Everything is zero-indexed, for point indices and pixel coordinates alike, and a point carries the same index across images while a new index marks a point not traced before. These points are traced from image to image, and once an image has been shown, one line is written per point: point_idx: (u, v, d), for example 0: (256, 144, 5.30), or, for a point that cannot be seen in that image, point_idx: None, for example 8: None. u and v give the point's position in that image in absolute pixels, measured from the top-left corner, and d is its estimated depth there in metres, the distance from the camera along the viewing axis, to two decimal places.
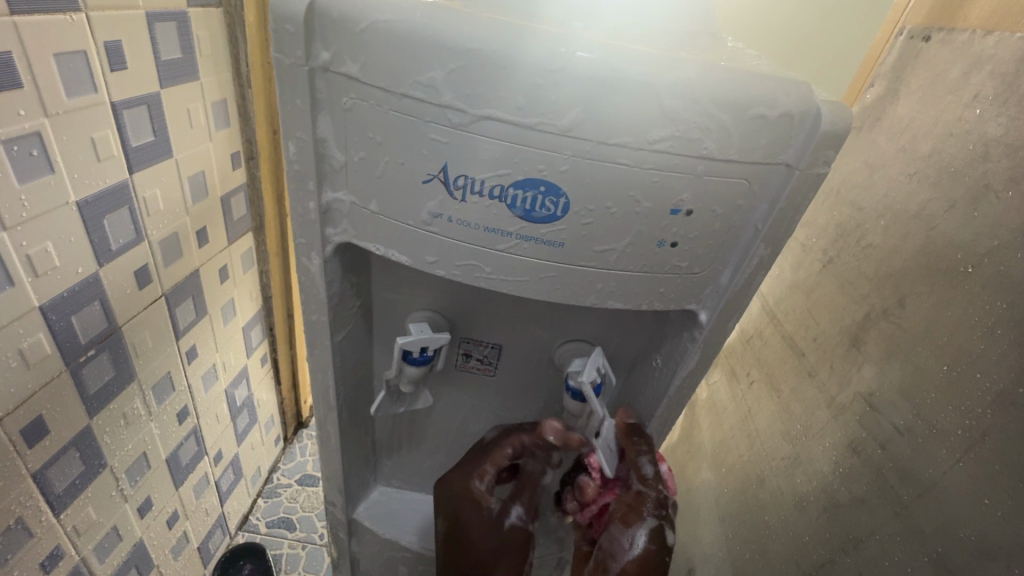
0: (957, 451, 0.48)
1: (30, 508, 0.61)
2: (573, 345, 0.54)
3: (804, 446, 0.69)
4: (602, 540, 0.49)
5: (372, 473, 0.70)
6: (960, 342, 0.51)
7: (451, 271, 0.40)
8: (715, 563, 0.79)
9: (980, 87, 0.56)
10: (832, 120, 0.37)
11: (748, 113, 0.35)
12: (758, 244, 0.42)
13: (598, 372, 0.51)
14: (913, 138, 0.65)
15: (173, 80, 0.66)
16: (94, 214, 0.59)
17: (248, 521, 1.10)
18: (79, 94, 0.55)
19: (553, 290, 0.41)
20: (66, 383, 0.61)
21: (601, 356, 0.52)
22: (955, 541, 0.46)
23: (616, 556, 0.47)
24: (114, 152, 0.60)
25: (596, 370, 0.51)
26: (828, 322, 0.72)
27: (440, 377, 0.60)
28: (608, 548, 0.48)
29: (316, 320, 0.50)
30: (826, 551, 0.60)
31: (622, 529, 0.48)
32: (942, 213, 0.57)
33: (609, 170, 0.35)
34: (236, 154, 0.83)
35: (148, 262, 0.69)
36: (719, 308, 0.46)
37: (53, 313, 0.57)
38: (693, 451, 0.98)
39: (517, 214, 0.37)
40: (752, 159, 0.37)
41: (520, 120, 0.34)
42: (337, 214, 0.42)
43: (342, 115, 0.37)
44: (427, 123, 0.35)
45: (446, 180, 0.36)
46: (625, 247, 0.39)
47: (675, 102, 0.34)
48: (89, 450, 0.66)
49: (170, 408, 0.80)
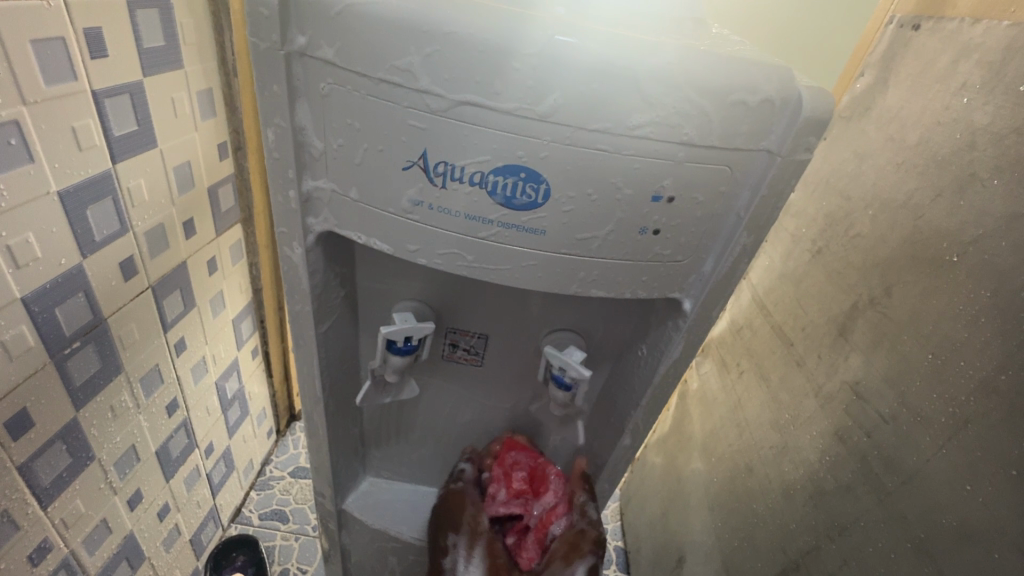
0: (940, 439, 0.49)
1: (16, 500, 0.61)
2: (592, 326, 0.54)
3: (791, 435, 0.70)
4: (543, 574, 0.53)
5: (361, 464, 0.70)
6: (944, 330, 0.51)
7: (433, 260, 0.40)
8: (707, 551, 0.80)
9: (968, 76, 0.56)
10: (814, 105, 0.36)
11: (729, 98, 0.35)
12: (741, 231, 0.41)
13: (561, 368, 0.51)
14: (901, 127, 0.65)
15: (156, 69, 0.66)
16: (76, 205, 0.59)
17: (240, 513, 1.10)
18: (59, 82, 0.54)
19: (536, 278, 0.40)
20: (51, 375, 0.60)
21: (576, 366, 0.50)
22: (938, 527, 0.47)
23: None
24: (96, 142, 0.59)
25: (560, 365, 0.51)
26: (816, 311, 0.72)
27: (428, 368, 0.60)
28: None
29: (300, 311, 0.49)
30: (813, 538, 0.60)
31: (565, 567, 0.52)
32: (928, 202, 0.57)
33: (589, 156, 0.35)
34: (223, 145, 0.82)
35: (133, 254, 0.68)
36: (703, 297, 0.46)
37: (35, 304, 0.57)
38: (683, 441, 0.98)
39: (497, 201, 0.37)
40: (734, 145, 0.36)
41: (500, 106, 0.33)
42: (318, 203, 0.42)
43: (319, 102, 0.36)
44: (405, 108, 0.34)
45: (426, 167, 0.36)
46: (608, 235, 0.39)
47: (655, 87, 0.33)
48: (76, 442, 0.66)
49: (159, 401, 0.80)
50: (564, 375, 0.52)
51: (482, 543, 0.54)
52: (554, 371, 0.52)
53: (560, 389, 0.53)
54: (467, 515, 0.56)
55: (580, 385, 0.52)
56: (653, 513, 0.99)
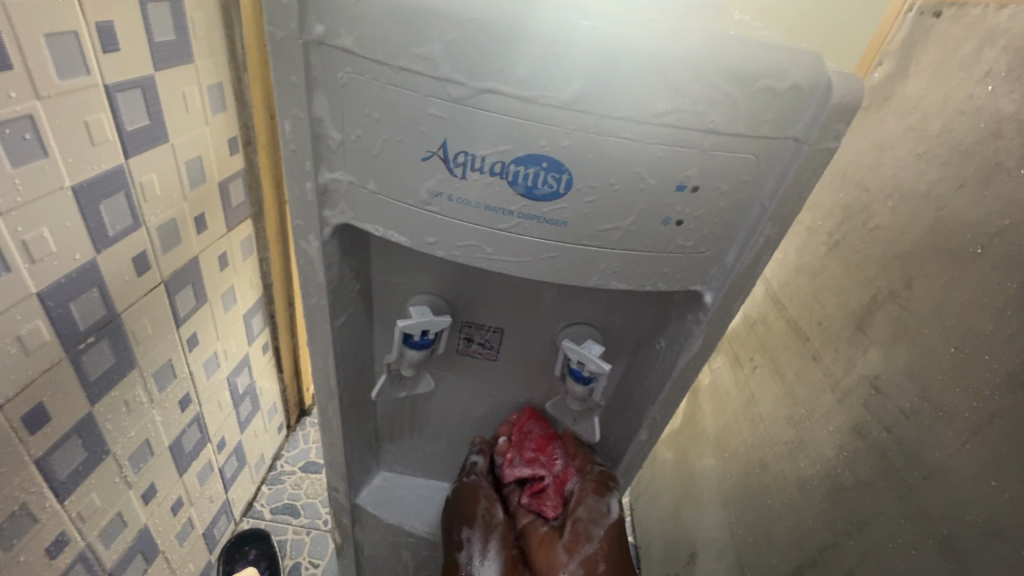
0: (964, 433, 0.48)
1: (33, 494, 0.61)
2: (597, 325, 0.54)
3: (808, 430, 0.69)
4: (580, 510, 0.56)
5: (374, 459, 0.70)
6: (968, 323, 0.50)
7: (451, 252, 0.40)
8: (719, 546, 0.79)
9: (993, 63, 0.55)
10: (842, 92, 0.36)
11: (756, 85, 0.34)
12: (765, 222, 0.41)
13: (581, 362, 0.51)
14: (922, 117, 0.63)
15: (168, 63, 0.65)
16: (89, 200, 0.59)
17: (252, 508, 1.11)
18: (71, 77, 0.53)
19: (556, 270, 0.40)
20: (66, 370, 0.61)
21: (596, 361, 0.50)
22: (960, 522, 0.46)
23: (597, 521, 0.55)
24: (109, 136, 0.59)
25: (580, 359, 0.50)
26: (833, 305, 0.71)
27: (442, 362, 0.60)
28: (587, 516, 0.56)
29: (315, 305, 0.49)
30: (830, 534, 0.60)
31: (599, 498, 0.57)
32: (951, 193, 0.56)
33: (613, 145, 0.34)
34: (234, 139, 0.82)
35: (146, 249, 0.68)
36: (724, 289, 0.45)
37: (51, 299, 0.57)
38: (695, 436, 0.98)
39: (518, 191, 0.36)
40: (760, 133, 0.36)
41: (521, 93, 0.33)
42: (335, 195, 0.41)
43: (337, 92, 0.36)
44: (425, 97, 0.34)
45: (446, 157, 0.35)
46: (629, 226, 0.38)
47: (681, 73, 0.32)
48: (91, 437, 0.66)
49: (172, 396, 0.80)
50: (583, 369, 0.51)
51: (496, 536, 0.56)
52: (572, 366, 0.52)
53: (578, 384, 0.53)
54: (479, 509, 0.58)
55: (599, 378, 0.51)
56: (665, 508, 0.98)
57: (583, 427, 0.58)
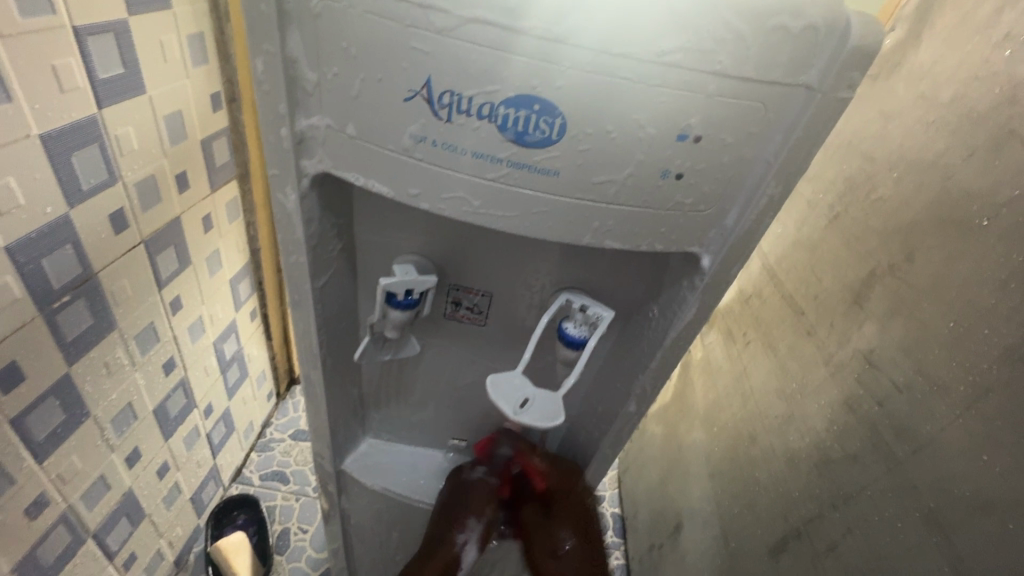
0: (958, 408, 0.47)
1: (10, 455, 0.59)
2: (605, 306, 0.52)
3: (798, 403, 0.68)
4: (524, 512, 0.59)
5: (361, 426, 0.69)
6: (970, 295, 0.49)
7: (436, 205, 0.37)
8: (705, 516, 0.80)
9: (1012, 26, 0.52)
10: (861, 35, 0.33)
11: (767, 24, 0.31)
12: (769, 180, 0.39)
13: (589, 315, 0.50)
14: (933, 83, 0.61)
15: (142, 8, 0.61)
16: (60, 150, 0.55)
17: (241, 474, 1.10)
18: (34, 15, 0.50)
19: (546, 227, 0.38)
20: (40, 329, 0.58)
21: (600, 305, 0.50)
22: (949, 495, 0.46)
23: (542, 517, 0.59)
24: (78, 83, 0.55)
25: (589, 313, 0.50)
26: (830, 279, 0.70)
27: (429, 327, 0.58)
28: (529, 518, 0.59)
29: (296, 263, 0.47)
30: (815, 506, 0.60)
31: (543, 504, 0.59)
32: (960, 162, 0.54)
33: (610, 87, 0.32)
34: (216, 95, 0.78)
35: (123, 206, 0.65)
36: (723, 252, 0.43)
37: (20, 255, 0.54)
38: (687, 410, 0.97)
39: (508, 137, 0.34)
40: (769, 78, 0.33)
41: (512, 25, 0.30)
42: (313, 143, 0.39)
43: (312, 23, 0.33)
44: (408, 28, 0.31)
45: (430, 97, 0.33)
46: (626, 180, 0.36)
47: (687, 5, 0.30)
48: (69, 398, 0.65)
49: (155, 358, 0.78)
50: (576, 328, 0.50)
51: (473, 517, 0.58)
52: (565, 324, 0.50)
53: (583, 346, 0.50)
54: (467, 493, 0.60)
55: (597, 332, 0.50)
56: (654, 481, 0.99)
57: (532, 416, 0.48)
